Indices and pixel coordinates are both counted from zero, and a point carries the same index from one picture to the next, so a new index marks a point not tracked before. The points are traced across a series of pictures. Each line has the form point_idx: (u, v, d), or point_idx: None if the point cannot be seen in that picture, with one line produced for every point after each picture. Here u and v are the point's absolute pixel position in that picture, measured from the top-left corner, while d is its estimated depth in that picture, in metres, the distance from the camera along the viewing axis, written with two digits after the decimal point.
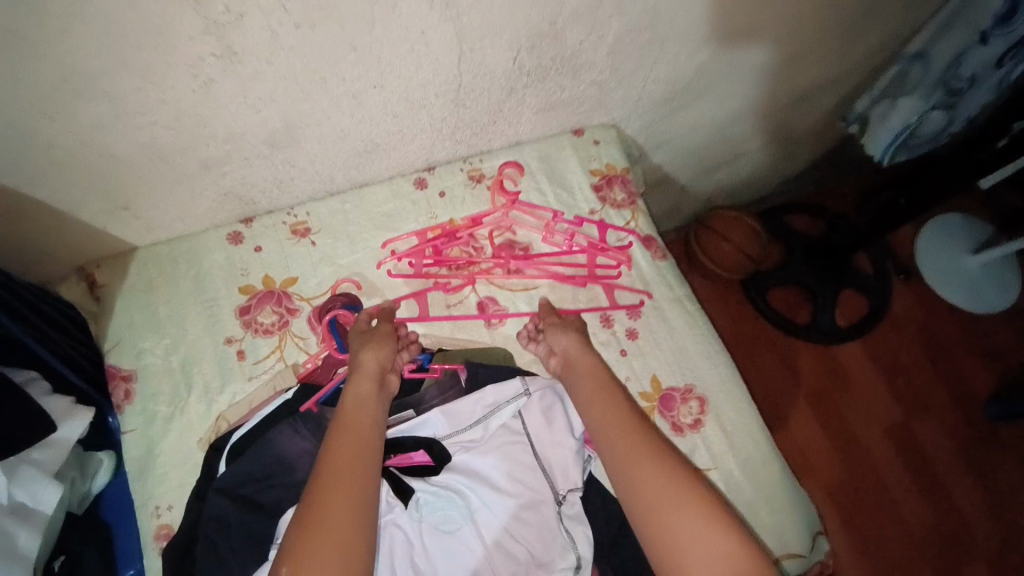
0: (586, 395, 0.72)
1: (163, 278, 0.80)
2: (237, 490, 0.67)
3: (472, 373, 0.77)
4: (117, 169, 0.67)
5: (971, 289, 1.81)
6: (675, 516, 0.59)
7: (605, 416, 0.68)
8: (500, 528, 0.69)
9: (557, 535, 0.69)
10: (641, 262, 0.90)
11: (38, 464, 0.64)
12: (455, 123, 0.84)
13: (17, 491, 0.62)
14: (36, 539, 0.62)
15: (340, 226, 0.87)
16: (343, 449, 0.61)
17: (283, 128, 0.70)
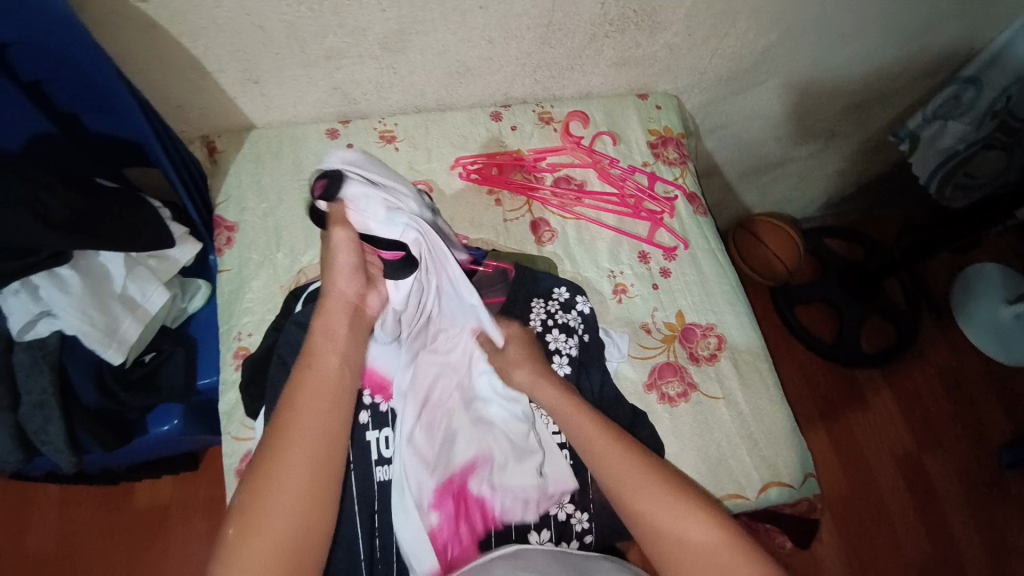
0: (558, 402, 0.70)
1: (269, 155, 0.93)
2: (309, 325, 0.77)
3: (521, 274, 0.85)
4: (260, 43, 0.79)
5: (1008, 345, 1.72)
6: (657, 501, 0.62)
7: (584, 423, 0.68)
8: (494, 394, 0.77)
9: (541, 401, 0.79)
10: (684, 213, 0.99)
11: (152, 270, 0.75)
12: (538, 60, 0.96)
13: (130, 285, 0.73)
14: (136, 329, 0.72)
15: (421, 139, 0.98)
16: (287, 460, 0.58)
17: (399, 32, 0.83)
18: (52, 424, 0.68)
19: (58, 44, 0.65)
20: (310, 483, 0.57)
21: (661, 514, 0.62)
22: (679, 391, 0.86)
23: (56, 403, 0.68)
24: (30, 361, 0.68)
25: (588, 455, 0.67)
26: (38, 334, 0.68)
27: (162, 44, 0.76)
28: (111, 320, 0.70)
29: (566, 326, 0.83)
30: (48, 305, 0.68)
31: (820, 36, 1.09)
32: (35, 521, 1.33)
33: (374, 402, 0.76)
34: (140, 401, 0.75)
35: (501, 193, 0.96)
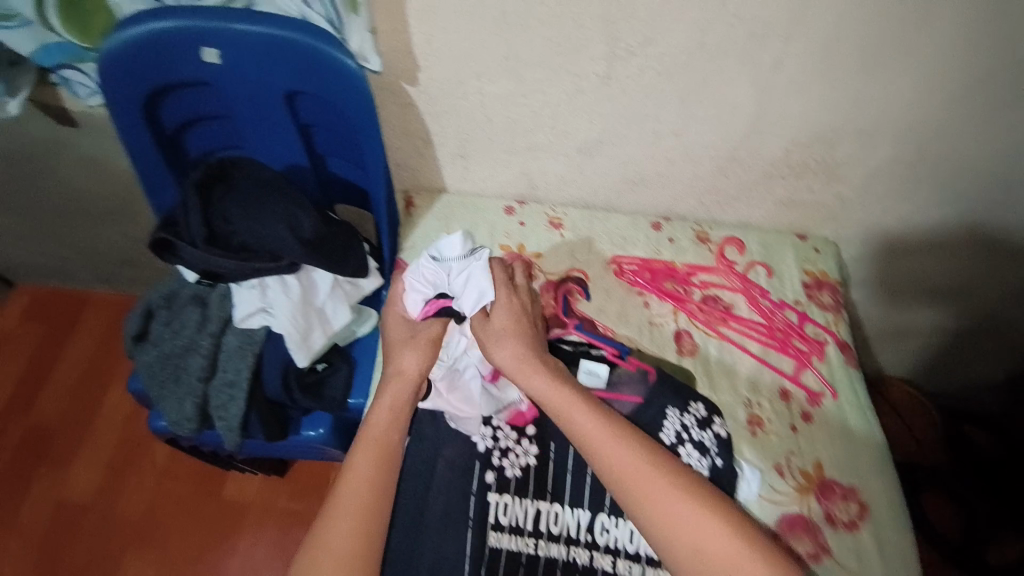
0: (584, 429, 0.72)
1: (454, 216, 1.05)
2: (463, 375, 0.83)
3: (660, 379, 0.85)
4: (481, 129, 0.93)
5: None
6: (716, 550, 0.64)
7: (615, 456, 0.70)
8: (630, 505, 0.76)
9: None
10: (834, 359, 0.96)
11: (346, 292, 0.86)
12: (710, 186, 1.02)
13: (327, 301, 0.84)
14: (323, 340, 0.83)
15: (585, 231, 1.05)
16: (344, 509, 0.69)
17: (597, 140, 0.93)
18: (236, 401, 0.79)
19: (345, 107, 0.81)
20: (360, 533, 0.68)
21: (671, 509, 0.66)
22: (810, 550, 0.79)
23: (245, 385, 0.79)
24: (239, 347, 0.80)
25: (588, 447, 0.71)
26: (251, 324, 0.81)
27: (405, 116, 0.92)
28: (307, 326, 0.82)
29: (701, 444, 0.81)
30: (268, 302, 0.81)
31: (1002, 217, 1.06)
32: (135, 486, 1.47)
33: (501, 465, 0.78)
34: (305, 402, 0.84)
35: (649, 296, 0.99)
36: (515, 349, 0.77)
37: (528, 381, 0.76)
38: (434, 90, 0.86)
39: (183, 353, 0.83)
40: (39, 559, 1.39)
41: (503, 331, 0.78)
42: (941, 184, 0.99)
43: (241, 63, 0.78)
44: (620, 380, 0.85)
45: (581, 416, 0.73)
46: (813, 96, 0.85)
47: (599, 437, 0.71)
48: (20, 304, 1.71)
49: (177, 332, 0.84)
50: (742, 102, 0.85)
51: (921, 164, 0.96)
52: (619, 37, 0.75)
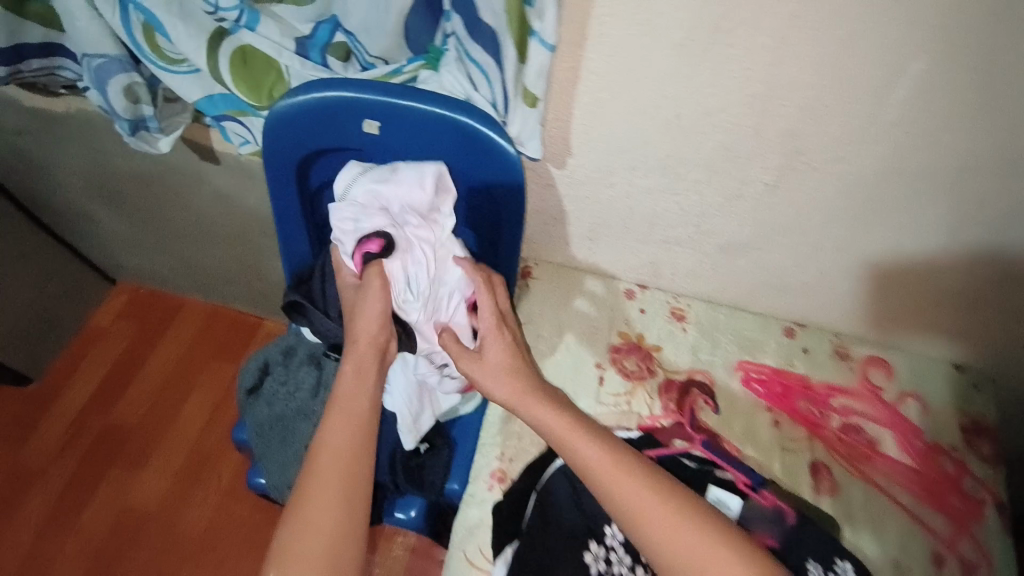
0: (589, 462, 0.65)
1: (572, 295, 1.01)
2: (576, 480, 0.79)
3: (801, 522, 0.76)
4: (619, 217, 0.88)
5: None
6: None
7: (626, 493, 0.62)
8: None
9: None
10: (996, 526, 0.83)
11: None
12: (860, 300, 0.92)
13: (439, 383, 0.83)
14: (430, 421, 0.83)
15: (710, 328, 0.98)
16: (327, 469, 0.60)
17: (744, 243, 0.86)
18: None
19: (494, 189, 0.78)
20: (343, 495, 0.59)
21: (686, 541, 0.59)
22: None
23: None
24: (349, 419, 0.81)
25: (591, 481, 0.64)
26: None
27: (543, 197, 0.89)
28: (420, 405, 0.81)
29: None
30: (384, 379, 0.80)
31: None
32: (197, 502, 1.47)
33: None
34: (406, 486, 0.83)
35: (780, 415, 0.90)
36: (508, 384, 0.72)
37: (524, 411, 0.70)
38: (581, 178, 0.83)
39: (292, 416, 0.83)
40: (95, 560, 1.39)
41: (499, 369, 0.72)
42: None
43: (400, 143, 0.78)
44: (750, 514, 0.77)
45: (576, 444, 0.66)
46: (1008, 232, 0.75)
47: (596, 465, 0.64)
48: (120, 301, 1.74)
49: (289, 394, 0.84)
50: (925, 226, 0.77)
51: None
52: (804, 152, 0.69)
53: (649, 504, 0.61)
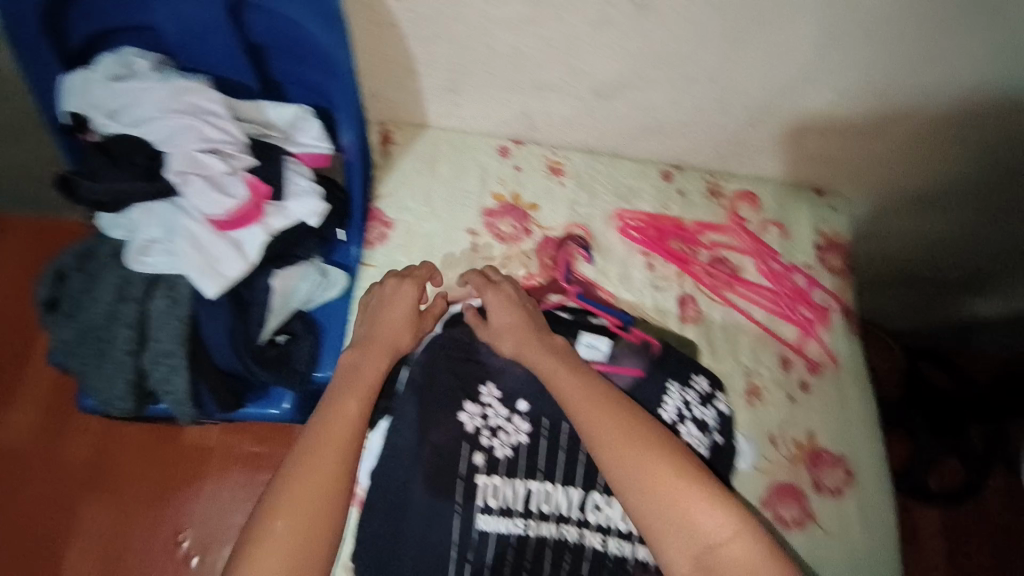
0: (575, 402, 0.70)
1: (440, 160, 0.92)
2: (447, 350, 0.80)
3: (664, 352, 0.81)
4: (481, 59, 0.78)
5: None
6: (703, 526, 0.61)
7: (598, 418, 0.68)
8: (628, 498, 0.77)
9: None
10: (838, 328, 0.93)
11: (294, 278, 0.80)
12: (734, 137, 0.91)
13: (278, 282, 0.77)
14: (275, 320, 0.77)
15: (588, 180, 0.96)
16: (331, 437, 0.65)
17: (617, 80, 0.80)
18: (177, 375, 0.70)
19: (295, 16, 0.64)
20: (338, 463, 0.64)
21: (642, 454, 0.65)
22: (796, 518, 0.81)
23: (182, 352, 0.70)
24: (165, 313, 0.69)
25: (569, 404, 0.70)
26: (154, 266, 0.70)
27: (385, 40, 0.75)
28: (214, 256, 0.68)
29: (703, 422, 0.79)
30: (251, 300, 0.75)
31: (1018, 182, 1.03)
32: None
33: (490, 446, 0.77)
34: (263, 375, 0.76)
35: (654, 258, 0.93)
36: (511, 342, 0.76)
37: (524, 355, 0.75)
38: (426, 9, 0.71)
39: (105, 323, 0.71)
40: None
41: (502, 332, 0.77)
42: (984, 150, 0.96)
43: None
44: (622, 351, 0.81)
45: (562, 380, 0.71)
46: (858, 48, 0.77)
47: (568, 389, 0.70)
48: None
49: (94, 299, 0.71)
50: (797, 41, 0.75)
51: (971, 122, 0.89)
52: None
53: (621, 439, 0.66)
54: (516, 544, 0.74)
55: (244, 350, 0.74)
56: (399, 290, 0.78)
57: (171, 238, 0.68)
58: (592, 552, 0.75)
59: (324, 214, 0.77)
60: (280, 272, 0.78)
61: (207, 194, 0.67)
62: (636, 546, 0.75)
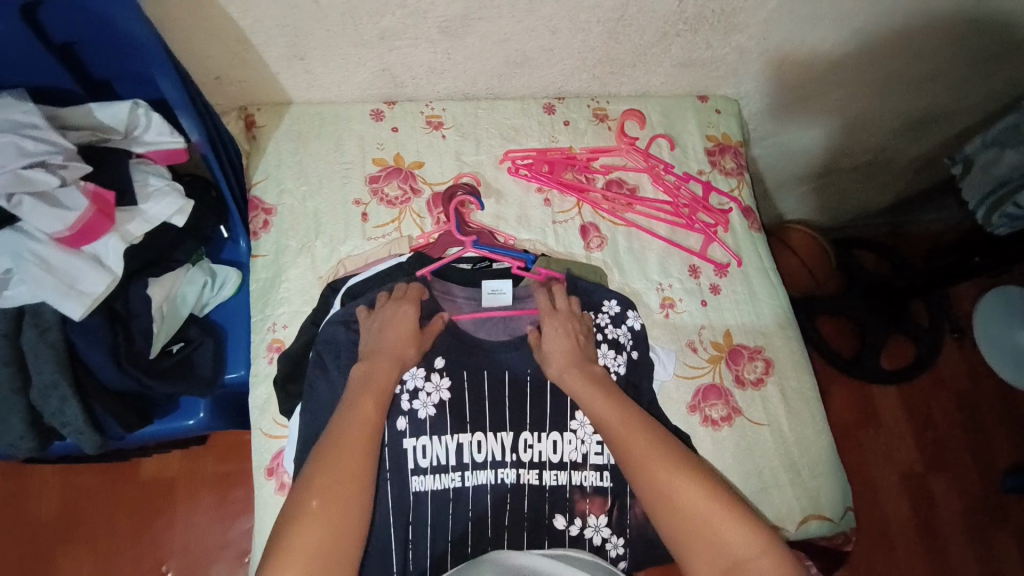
0: (598, 407, 0.71)
1: (311, 134, 0.89)
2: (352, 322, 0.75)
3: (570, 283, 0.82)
4: (313, 16, 0.74)
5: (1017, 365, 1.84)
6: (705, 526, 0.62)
7: (610, 418, 0.70)
8: (559, 432, 0.75)
9: (589, 441, 0.75)
10: (738, 227, 0.94)
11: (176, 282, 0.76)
12: (602, 55, 0.90)
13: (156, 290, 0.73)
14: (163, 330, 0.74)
15: (470, 127, 0.94)
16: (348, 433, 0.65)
17: (461, 15, 0.77)
18: (68, 406, 0.67)
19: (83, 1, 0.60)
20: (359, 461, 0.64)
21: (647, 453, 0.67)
22: (723, 414, 0.83)
23: (68, 382, 0.66)
24: (36, 345, 0.65)
25: (595, 419, 0.71)
26: (13, 300, 0.64)
27: (207, 12, 0.72)
28: (71, 274, 0.65)
29: (615, 342, 0.79)
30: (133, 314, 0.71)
31: (895, 51, 1.03)
32: (37, 490, 1.25)
33: (412, 408, 0.73)
34: (165, 387, 0.73)
35: (550, 193, 0.92)
36: (555, 362, 0.74)
37: (565, 376, 0.73)
38: None
39: None
40: None
41: (552, 349, 0.75)
42: (868, 41, 1.00)
43: None
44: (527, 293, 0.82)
45: (598, 402, 0.71)
46: None
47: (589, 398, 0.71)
48: None
49: None
50: None
51: (836, 14, 0.91)
52: None
53: (649, 462, 0.66)
54: (451, 499, 0.72)
55: (133, 365, 0.70)
56: (400, 312, 0.74)
57: (17, 266, 0.63)
58: (532, 489, 0.74)
59: (188, 211, 0.74)
60: (157, 279, 0.74)
61: (42, 210, 0.61)
62: (576, 474, 0.74)
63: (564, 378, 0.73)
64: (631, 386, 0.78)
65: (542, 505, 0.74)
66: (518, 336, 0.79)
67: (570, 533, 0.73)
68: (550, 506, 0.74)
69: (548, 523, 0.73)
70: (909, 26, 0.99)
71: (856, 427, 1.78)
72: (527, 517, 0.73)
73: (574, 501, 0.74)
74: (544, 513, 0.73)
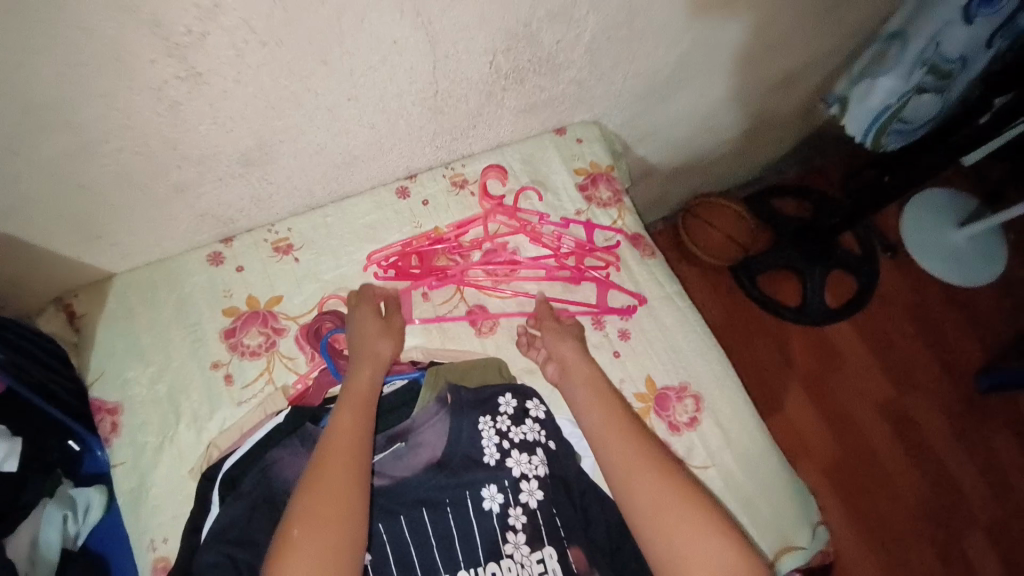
0: (584, 399, 0.73)
1: (144, 304, 0.79)
2: (224, 536, 0.64)
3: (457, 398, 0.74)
4: (88, 198, 0.65)
5: (952, 262, 1.89)
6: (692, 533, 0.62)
7: (596, 410, 0.72)
8: (496, 562, 0.68)
9: (528, 566, 0.67)
10: (630, 261, 0.89)
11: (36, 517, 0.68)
12: (434, 129, 0.83)
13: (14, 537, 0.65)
14: None
15: (322, 241, 0.85)
16: (318, 517, 0.59)
17: (256, 146, 0.69)
18: None
19: None
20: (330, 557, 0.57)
21: (629, 459, 0.67)
22: None
23: None
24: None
25: (595, 427, 0.71)
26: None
27: None
28: None
29: (525, 442, 0.73)
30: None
31: (738, 28, 0.99)
32: None
33: None
34: None
35: (427, 285, 0.85)
36: (561, 353, 0.78)
37: (562, 355, 0.78)
38: None
39: None
40: None
41: (558, 334, 0.79)
42: (708, 32, 0.94)
43: None
44: (420, 427, 0.74)
45: (592, 420, 0.71)
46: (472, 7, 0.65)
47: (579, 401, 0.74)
48: None
49: None
50: (399, 35, 0.64)
51: (665, 20, 0.85)
52: (161, 22, 0.51)
53: (655, 477, 0.65)
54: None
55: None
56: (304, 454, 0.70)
57: None
58: None
59: (18, 449, 0.66)
60: (13, 533, 0.65)
61: None
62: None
63: (572, 365, 0.77)
64: (559, 481, 0.73)
65: None
66: (427, 465, 0.72)
67: None
68: None
69: None
70: (746, 6, 0.94)
71: (822, 371, 1.78)
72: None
73: None
74: None
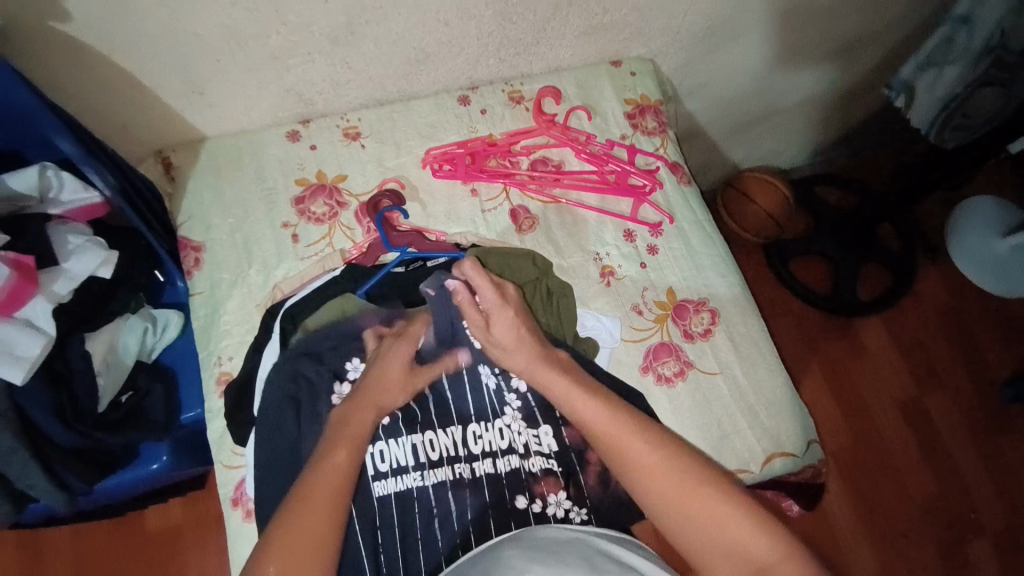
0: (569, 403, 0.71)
1: (229, 166, 0.89)
2: (287, 354, 0.76)
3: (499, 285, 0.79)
4: (199, 51, 0.75)
5: (994, 271, 1.84)
6: (723, 522, 0.61)
7: (589, 412, 0.69)
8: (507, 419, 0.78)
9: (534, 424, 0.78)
10: (668, 185, 0.95)
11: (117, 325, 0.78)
12: (500, 38, 0.90)
13: (95, 340, 0.75)
14: (111, 382, 0.76)
15: (387, 132, 0.94)
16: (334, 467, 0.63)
17: (345, 24, 0.78)
18: (29, 469, 0.68)
19: None
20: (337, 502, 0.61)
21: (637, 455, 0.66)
22: (676, 370, 0.84)
23: (23, 448, 0.67)
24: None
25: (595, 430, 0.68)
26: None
27: (92, 62, 0.73)
28: (6, 342, 0.66)
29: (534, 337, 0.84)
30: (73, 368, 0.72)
31: None
32: (52, 553, 1.25)
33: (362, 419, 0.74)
34: (118, 437, 0.75)
35: (477, 184, 0.93)
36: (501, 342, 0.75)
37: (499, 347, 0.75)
38: (102, 17, 0.68)
39: None
40: None
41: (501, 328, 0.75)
42: None
43: None
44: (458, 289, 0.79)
45: (585, 411, 0.69)
46: None
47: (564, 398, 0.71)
48: None
49: None
50: None
51: None
52: None
53: (669, 471, 0.64)
54: (414, 500, 0.73)
55: (77, 422, 0.72)
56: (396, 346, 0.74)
57: None
58: (489, 477, 0.75)
59: (113, 261, 0.76)
60: (94, 334, 0.75)
61: None
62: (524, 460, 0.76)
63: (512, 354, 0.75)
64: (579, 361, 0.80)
65: (503, 489, 0.74)
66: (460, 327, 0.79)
67: (533, 511, 0.74)
68: (510, 490, 0.75)
69: (511, 506, 0.74)
70: None
71: (845, 360, 1.77)
72: (492, 502, 0.74)
73: (530, 482, 0.75)
74: (505, 497, 0.74)
